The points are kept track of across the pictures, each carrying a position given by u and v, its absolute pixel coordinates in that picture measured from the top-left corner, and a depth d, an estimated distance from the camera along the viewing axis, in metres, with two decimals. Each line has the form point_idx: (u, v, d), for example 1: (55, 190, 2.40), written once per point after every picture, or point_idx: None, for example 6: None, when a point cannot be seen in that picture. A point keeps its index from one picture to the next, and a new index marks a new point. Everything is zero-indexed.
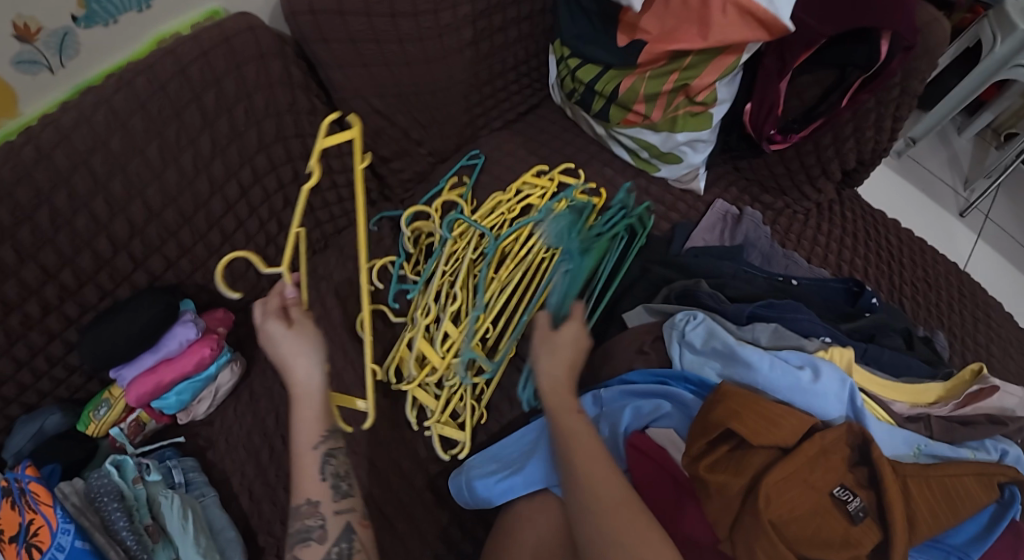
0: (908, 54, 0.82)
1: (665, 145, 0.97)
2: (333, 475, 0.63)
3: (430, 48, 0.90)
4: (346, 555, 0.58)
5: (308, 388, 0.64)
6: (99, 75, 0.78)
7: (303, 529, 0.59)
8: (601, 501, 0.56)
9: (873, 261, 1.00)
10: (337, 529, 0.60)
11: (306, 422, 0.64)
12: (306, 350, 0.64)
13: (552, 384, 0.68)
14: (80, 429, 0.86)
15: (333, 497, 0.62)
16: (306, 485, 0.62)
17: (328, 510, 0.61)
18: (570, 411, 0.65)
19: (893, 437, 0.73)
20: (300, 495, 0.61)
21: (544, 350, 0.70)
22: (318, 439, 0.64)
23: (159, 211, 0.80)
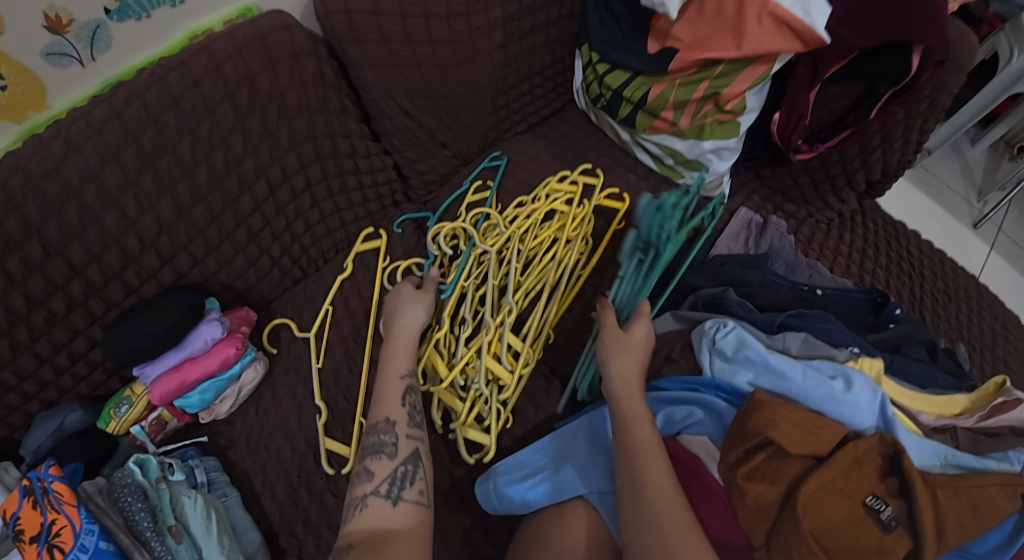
0: (938, 69, 0.83)
1: (692, 152, 0.97)
2: (411, 406, 0.75)
3: (461, 51, 0.89)
4: (409, 477, 0.67)
5: (408, 330, 0.81)
6: (129, 70, 0.78)
7: (374, 445, 0.70)
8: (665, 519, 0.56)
9: (896, 272, 1.00)
10: (405, 452, 0.69)
11: (399, 356, 0.80)
12: (415, 301, 0.83)
13: (622, 383, 0.69)
14: (100, 426, 0.84)
15: (405, 425, 0.72)
16: (387, 407, 0.74)
17: (401, 432, 0.71)
18: (640, 416, 0.66)
19: (922, 448, 0.74)
20: (379, 415, 0.73)
21: (618, 349, 0.72)
22: (404, 372, 0.78)
23: (187, 208, 0.80)
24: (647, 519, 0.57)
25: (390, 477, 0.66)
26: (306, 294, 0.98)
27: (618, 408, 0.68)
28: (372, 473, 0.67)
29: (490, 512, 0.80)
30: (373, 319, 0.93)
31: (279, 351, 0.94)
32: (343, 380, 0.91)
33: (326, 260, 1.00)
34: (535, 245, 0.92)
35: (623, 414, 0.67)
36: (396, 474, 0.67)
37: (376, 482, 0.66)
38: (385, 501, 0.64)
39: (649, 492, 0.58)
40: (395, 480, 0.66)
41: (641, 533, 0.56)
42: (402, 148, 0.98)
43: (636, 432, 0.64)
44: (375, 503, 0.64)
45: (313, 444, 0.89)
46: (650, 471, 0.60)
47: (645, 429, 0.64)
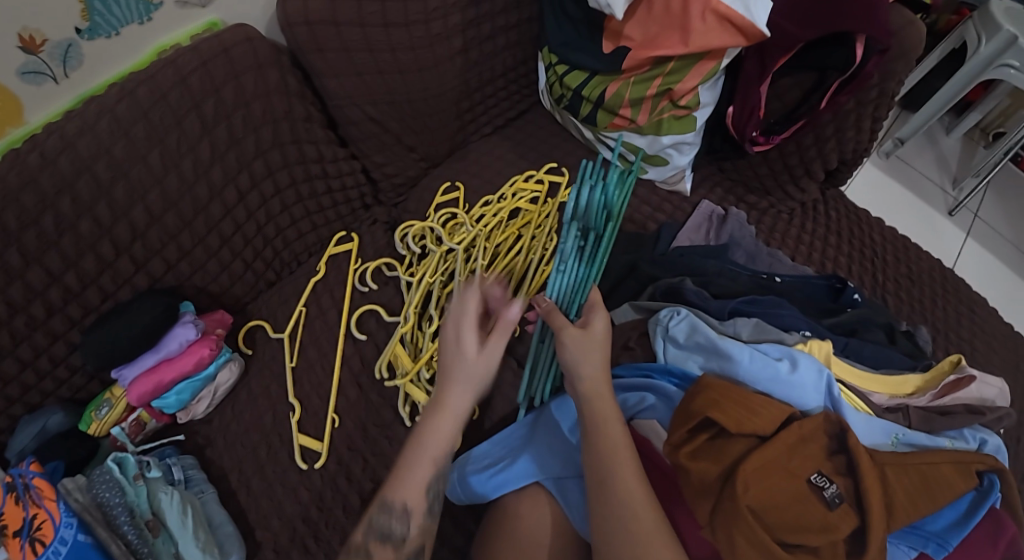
0: (881, 57, 0.85)
1: (651, 148, 0.99)
2: (434, 493, 0.67)
3: (422, 57, 0.92)
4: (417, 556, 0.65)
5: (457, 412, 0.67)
6: (102, 85, 0.81)
7: (383, 526, 0.64)
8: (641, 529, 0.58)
9: (857, 258, 1.03)
10: (415, 545, 0.65)
11: (438, 434, 0.67)
12: (484, 366, 0.69)
13: (590, 383, 0.67)
14: (82, 428, 0.88)
15: (424, 515, 0.66)
16: (406, 490, 0.65)
17: (415, 523, 0.65)
18: (610, 416, 0.65)
19: (871, 427, 0.74)
20: (397, 496, 0.65)
21: (583, 350, 0.69)
22: (439, 455, 0.67)
23: (159, 215, 0.83)
24: (618, 530, 0.59)
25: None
26: (280, 296, 1.01)
27: (590, 408, 0.66)
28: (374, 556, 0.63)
29: (454, 502, 0.82)
30: (345, 318, 0.97)
31: (254, 352, 0.98)
32: (315, 377, 0.95)
33: (300, 263, 1.04)
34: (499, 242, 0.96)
35: (595, 416, 0.66)
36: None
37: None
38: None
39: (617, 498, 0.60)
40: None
41: (610, 541, 0.59)
42: (370, 152, 1.01)
43: (606, 435, 0.64)
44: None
45: (288, 441, 0.92)
46: (623, 475, 0.61)
47: (616, 431, 0.64)
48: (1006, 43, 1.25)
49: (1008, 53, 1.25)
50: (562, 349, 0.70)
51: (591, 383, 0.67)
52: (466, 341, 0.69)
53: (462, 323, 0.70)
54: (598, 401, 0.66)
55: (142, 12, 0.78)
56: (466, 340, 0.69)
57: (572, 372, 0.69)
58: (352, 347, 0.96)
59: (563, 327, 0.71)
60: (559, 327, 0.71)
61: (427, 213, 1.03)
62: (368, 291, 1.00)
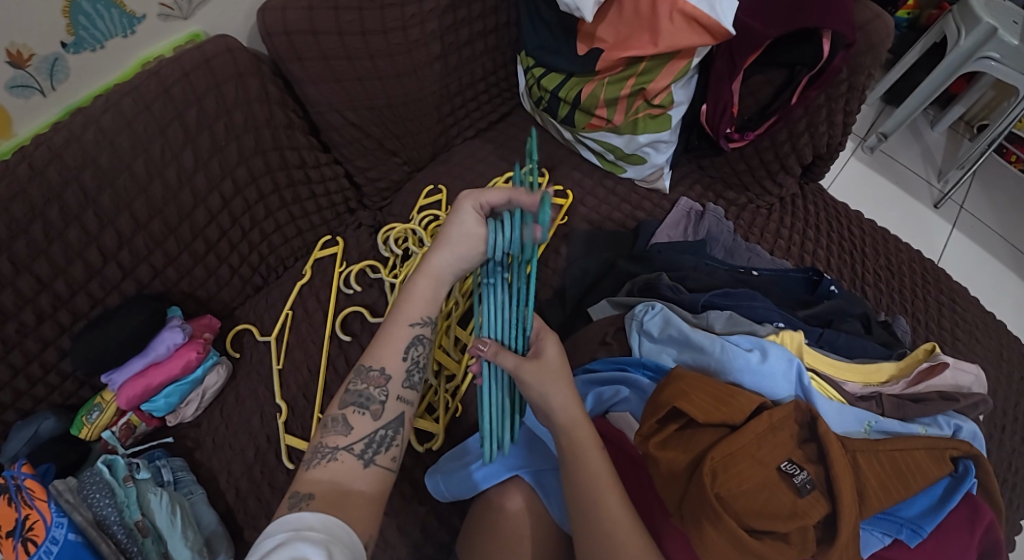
0: (848, 51, 0.86)
1: (629, 147, 1.01)
2: (413, 361, 0.69)
3: (400, 63, 0.94)
4: (385, 443, 0.65)
5: (436, 272, 0.66)
6: (88, 97, 0.84)
7: (360, 394, 0.67)
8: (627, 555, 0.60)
9: (836, 251, 1.04)
10: (391, 414, 0.67)
11: (417, 297, 0.67)
12: (473, 246, 0.62)
13: (566, 415, 0.65)
14: (73, 433, 0.89)
15: (402, 382, 0.68)
16: (385, 355, 0.68)
17: (392, 391, 0.67)
18: (588, 445, 0.65)
19: (844, 415, 0.75)
20: (375, 361, 0.68)
21: (553, 385, 0.64)
22: (417, 320, 0.68)
23: (145, 222, 0.85)
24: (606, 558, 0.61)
25: (367, 437, 0.64)
26: (267, 300, 1.03)
27: (570, 436, 0.65)
28: (350, 427, 0.64)
29: (439, 499, 0.83)
30: (330, 320, 0.98)
31: (242, 355, 0.99)
32: (302, 379, 0.96)
33: (287, 267, 1.06)
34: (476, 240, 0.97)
35: (572, 446, 0.65)
36: (373, 437, 0.65)
37: (353, 438, 0.64)
38: (356, 459, 0.63)
39: (604, 526, 0.62)
40: (372, 442, 0.64)
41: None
42: (352, 157, 1.03)
43: (585, 463, 0.64)
44: (347, 457, 0.62)
45: (275, 442, 0.93)
46: (606, 502, 0.63)
47: (595, 459, 0.64)
48: (985, 34, 1.26)
49: (987, 45, 1.27)
50: (526, 387, 0.65)
51: (568, 412, 0.65)
52: (462, 219, 0.62)
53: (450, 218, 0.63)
54: (580, 428, 0.65)
55: (125, 26, 0.80)
56: (460, 221, 0.62)
57: (544, 404, 0.65)
58: (337, 348, 0.98)
59: (519, 366, 0.64)
60: (513, 365, 0.64)
61: (410, 215, 1.05)
62: (353, 293, 1.02)
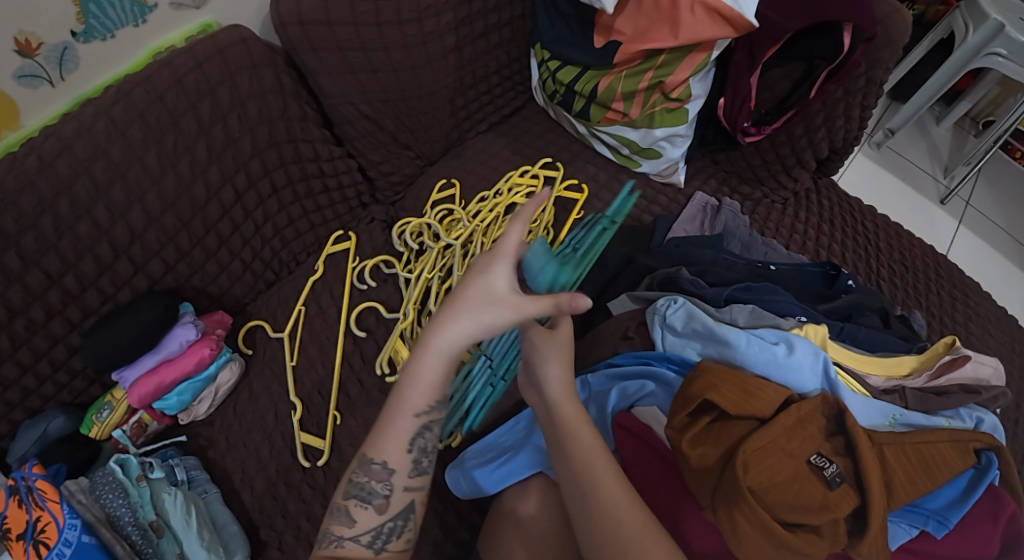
0: (868, 45, 0.87)
1: (645, 141, 1.00)
2: (419, 449, 0.64)
3: (415, 54, 0.93)
4: (396, 533, 0.63)
5: (443, 350, 0.58)
6: (97, 88, 0.82)
7: (362, 486, 0.63)
8: (629, 536, 0.58)
9: (851, 246, 1.04)
10: (398, 504, 0.63)
11: (419, 385, 0.61)
12: (500, 312, 0.55)
13: (561, 388, 0.65)
14: (83, 431, 0.89)
15: (407, 472, 0.63)
16: (386, 448, 0.62)
17: (397, 483, 0.63)
18: (580, 420, 0.65)
19: (869, 408, 0.74)
20: (377, 454, 0.62)
21: (553, 352, 0.66)
22: (422, 409, 0.62)
23: (157, 216, 0.83)
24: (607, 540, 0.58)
25: (374, 528, 0.62)
26: (279, 296, 1.02)
27: (558, 415, 0.65)
28: (355, 518, 0.62)
29: (460, 497, 0.82)
30: (344, 315, 0.97)
31: (255, 352, 0.98)
32: (316, 376, 0.95)
33: (299, 263, 1.04)
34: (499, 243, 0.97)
35: (564, 422, 0.65)
36: (382, 528, 0.63)
37: (358, 529, 0.62)
38: (364, 548, 0.62)
39: (600, 509, 0.60)
40: (380, 534, 0.62)
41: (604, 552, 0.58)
42: (365, 151, 1.02)
43: (576, 441, 0.63)
44: (354, 546, 0.62)
45: (290, 440, 0.92)
46: (601, 479, 0.61)
47: (587, 435, 0.64)
48: (993, 31, 1.26)
49: (995, 41, 1.27)
50: (525, 351, 0.68)
51: (558, 388, 0.65)
52: (493, 278, 0.55)
53: (491, 265, 0.56)
54: (568, 405, 0.65)
55: (137, 15, 0.78)
56: (488, 280, 0.55)
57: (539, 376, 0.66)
58: (351, 344, 0.97)
59: (525, 327, 0.67)
60: (523, 326, 0.67)
61: (424, 210, 1.04)
62: (367, 288, 1.00)
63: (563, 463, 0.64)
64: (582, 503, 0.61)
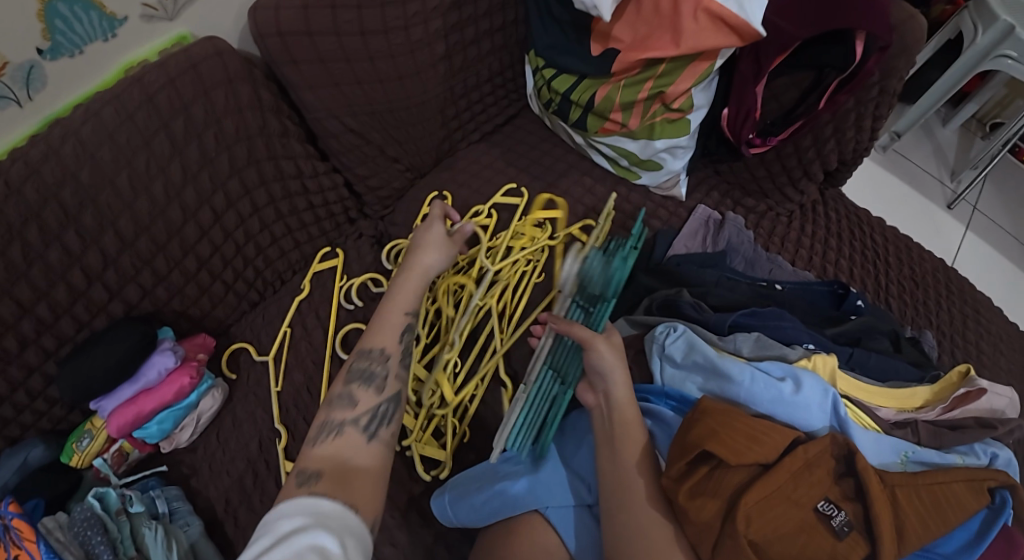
0: (884, 54, 0.82)
1: (645, 152, 0.96)
2: (407, 346, 0.73)
3: (402, 64, 0.88)
4: (388, 418, 0.65)
5: (425, 271, 0.78)
6: (68, 106, 0.78)
7: (364, 371, 0.68)
8: (650, 525, 0.63)
9: (859, 261, 0.99)
10: (393, 390, 0.68)
11: (406, 293, 0.76)
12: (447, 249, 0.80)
13: (625, 394, 0.69)
14: (63, 461, 0.85)
15: (400, 360, 0.71)
16: (382, 338, 0.71)
17: (393, 367, 0.69)
18: (634, 423, 0.68)
19: (880, 445, 0.70)
20: (375, 343, 0.70)
21: (619, 359, 0.70)
22: (410, 311, 0.75)
23: (132, 240, 0.80)
24: (637, 542, 0.62)
25: (372, 410, 0.65)
26: (264, 316, 0.98)
27: (619, 415, 0.68)
28: (356, 401, 0.65)
29: (444, 524, 0.78)
30: (330, 338, 0.93)
31: (239, 376, 0.95)
32: (302, 401, 0.91)
33: (286, 281, 1.01)
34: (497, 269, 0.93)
35: (622, 423, 0.68)
36: (378, 410, 0.65)
37: (359, 411, 0.64)
38: (360, 433, 0.62)
39: (632, 497, 0.65)
40: (376, 415, 0.64)
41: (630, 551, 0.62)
42: (352, 165, 0.98)
43: (630, 441, 0.67)
44: (352, 431, 0.62)
45: (275, 467, 0.89)
46: (633, 476, 0.66)
47: (637, 439, 0.67)
48: (1002, 33, 1.20)
49: (1004, 44, 1.21)
50: (592, 357, 0.71)
51: (621, 392, 0.68)
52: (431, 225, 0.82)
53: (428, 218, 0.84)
54: (629, 408, 0.68)
55: (106, 29, 0.74)
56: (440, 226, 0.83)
57: (604, 379, 0.70)
58: (338, 367, 0.93)
59: (594, 337, 0.71)
60: (590, 337, 0.71)
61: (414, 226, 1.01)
62: (355, 309, 0.97)
63: (606, 458, 0.68)
64: (617, 497, 0.65)
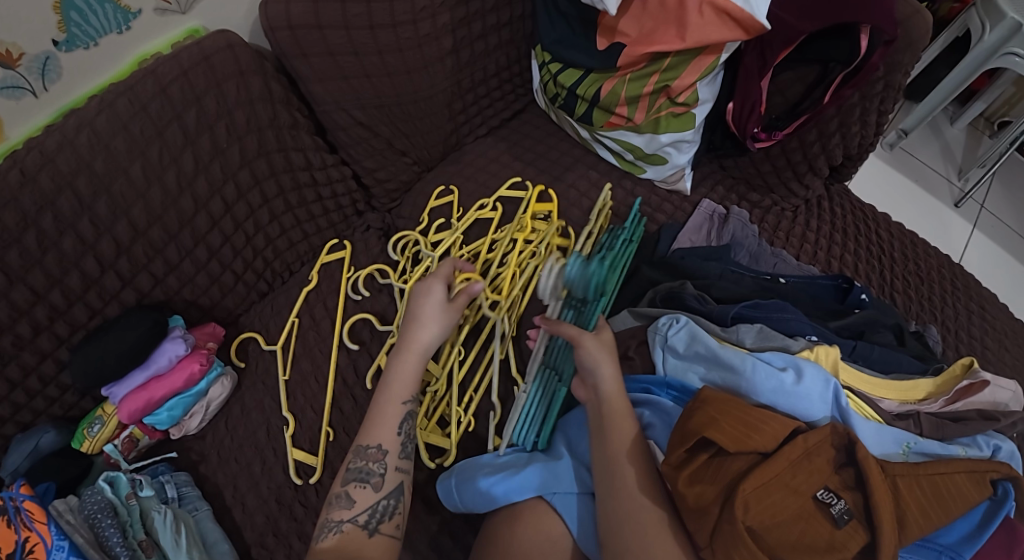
0: (887, 49, 0.83)
1: (650, 147, 0.96)
2: (406, 434, 0.75)
3: (410, 58, 0.89)
4: (389, 512, 0.69)
5: (422, 348, 0.79)
6: (83, 97, 0.79)
7: (360, 470, 0.71)
8: (643, 513, 0.63)
9: (864, 257, 0.99)
10: (391, 484, 0.71)
11: (405, 376, 0.77)
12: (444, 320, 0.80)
13: (614, 388, 0.71)
14: (75, 446, 0.87)
15: (398, 454, 0.73)
16: (380, 433, 0.74)
17: (391, 463, 0.72)
18: (623, 415, 0.70)
19: (882, 435, 0.71)
20: (371, 440, 0.73)
21: (606, 355, 0.74)
22: (407, 398, 0.77)
23: (144, 229, 0.81)
24: (628, 528, 0.63)
25: (370, 508, 0.69)
26: (272, 307, 1.00)
27: (609, 407, 0.71)
28: (353, 501, 0.69)
29: (450, 508, 0.79)
30: (337, 328, 0.95)
31: (247, 365, 0.96)
32: (309, 390, 0.93)
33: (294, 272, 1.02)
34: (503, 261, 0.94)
35: (613, 414, 0.70)
36: (377, 507, 0.69)
37: (357, 510, 0.68)
38: (361, 529, 0.67)
39: (624, 485, 0.65)
40: (375, 512, 0.69)
41: (623, 538, 0.62)
42: (360, 158, 0.99)
43: (621, 431, 0.69)
44: (353, 528, 0.67)
45: (281, 455, 0.90)
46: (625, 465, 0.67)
47: (628, 430, 0.69)
48: (1010, 30, 1.20)
49: (1011, 42, 1.21)
50: (581, 355, 0.75)
51: (611, 385, 0.71)
52: (430, 293, 0.81)
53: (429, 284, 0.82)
54: (618, 400, 0.71)
55: (120, 22, 0.75)
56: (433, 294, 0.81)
57: (594, 373, 0.73)
58: (345, 357, 0.94)
59: (580, 334, 0.76)
60: (577, 336, 0.75)
61: (421, 218, 1.02)
62: (362, 299, 0.98)
63: (598, 448, 0.69)
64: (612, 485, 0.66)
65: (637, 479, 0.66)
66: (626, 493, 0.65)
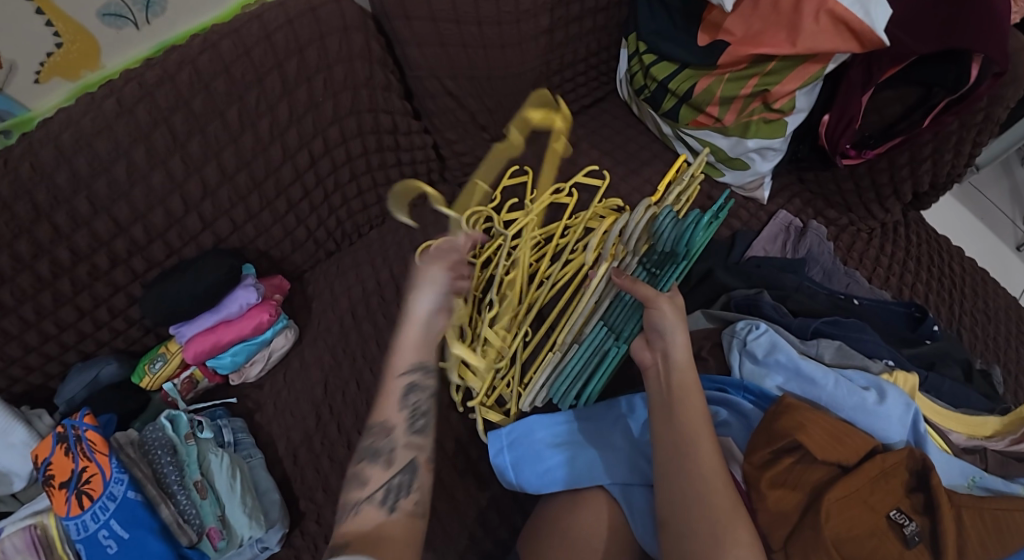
0: (997, 81, 0.80)
1: (734, 150, 0.96)
2: (412, 409, 0.65)
3: (508, 33, 0.88)
4: (404, 490, 0.59)
5: (419, 313, 0.68)
6: (182, 35, 0.75)
7: (369, 450, 0.63)
8: (712, 491, 0.55)
9: (935, 288, 0.98)
10: (404, 460, 0.62)
11: (404, 344, 0.68)
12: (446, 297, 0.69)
13: (686, 351, 0.63)
14: (134, 381, 0.87)
15: (406, 428, 0.64)
16: (385, 410, 0.65)
17: (399, 439, 0.63)
18: (691, 388, 0.61)
19: (950, 466, 0.70)
20: (378, 416, 0.64)
21: (681, 319, 0.66)
22: (405, 370, 0.67)
23: (232, 174, 0.81)
24: (695, 508, 0.55)
25: (385, 484, 0.59)
26: (338, 267, 1.02)
27: (677, 379, 0.62)
28: (366, 480, 0.60)
29: (503, 485, 0.79)
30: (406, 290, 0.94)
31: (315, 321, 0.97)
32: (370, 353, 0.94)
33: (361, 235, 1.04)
34: (574, 249, 0.94)
35: (682, 386, 0.61)
36: (391, 484, 0.60)
37: (372, 488, 0.59)
38: (378, 508, 0.57)
39: (693, 459, 0.57)
40: (390, 488, 0.59)
41: (689, 517, 0.55)
42: (442, 128, 0.98)
43: (688, 405, 0.60)
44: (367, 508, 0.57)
45: (337, 414, 0.91)
46: (697, 436, 0.58)
47: (697, 402, 0.60)
48: None
49: None
50: (655, 315, 0.67)
51: (682, 353, 0.63)
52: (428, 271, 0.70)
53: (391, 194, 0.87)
54: (688, 371, 0.62)
55: None
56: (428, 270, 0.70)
57: (664, 338, 0.65)
58: None
59: (657, 295, 0.68)
60: (653, 295, 0.68)
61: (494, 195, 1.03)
62: None
63: (662, 421, 0.61)
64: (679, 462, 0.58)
65: (712, 455, 0.57)
66: (694, 471, 0.56)
